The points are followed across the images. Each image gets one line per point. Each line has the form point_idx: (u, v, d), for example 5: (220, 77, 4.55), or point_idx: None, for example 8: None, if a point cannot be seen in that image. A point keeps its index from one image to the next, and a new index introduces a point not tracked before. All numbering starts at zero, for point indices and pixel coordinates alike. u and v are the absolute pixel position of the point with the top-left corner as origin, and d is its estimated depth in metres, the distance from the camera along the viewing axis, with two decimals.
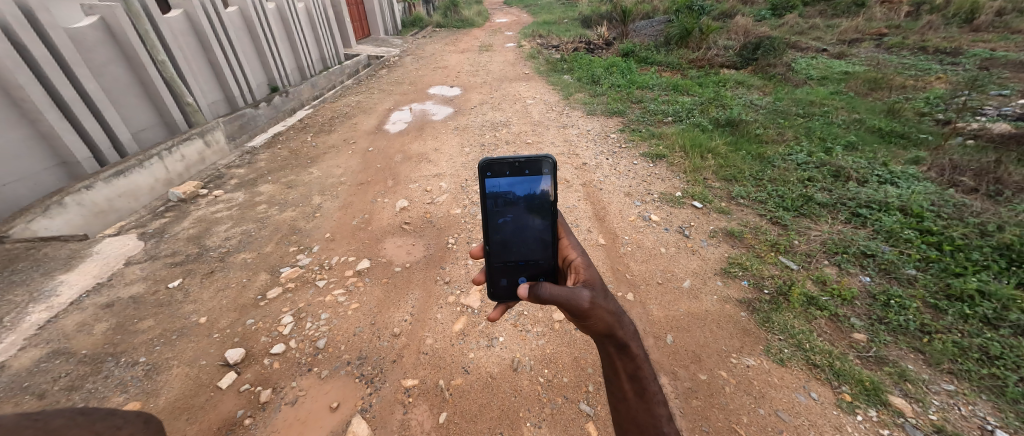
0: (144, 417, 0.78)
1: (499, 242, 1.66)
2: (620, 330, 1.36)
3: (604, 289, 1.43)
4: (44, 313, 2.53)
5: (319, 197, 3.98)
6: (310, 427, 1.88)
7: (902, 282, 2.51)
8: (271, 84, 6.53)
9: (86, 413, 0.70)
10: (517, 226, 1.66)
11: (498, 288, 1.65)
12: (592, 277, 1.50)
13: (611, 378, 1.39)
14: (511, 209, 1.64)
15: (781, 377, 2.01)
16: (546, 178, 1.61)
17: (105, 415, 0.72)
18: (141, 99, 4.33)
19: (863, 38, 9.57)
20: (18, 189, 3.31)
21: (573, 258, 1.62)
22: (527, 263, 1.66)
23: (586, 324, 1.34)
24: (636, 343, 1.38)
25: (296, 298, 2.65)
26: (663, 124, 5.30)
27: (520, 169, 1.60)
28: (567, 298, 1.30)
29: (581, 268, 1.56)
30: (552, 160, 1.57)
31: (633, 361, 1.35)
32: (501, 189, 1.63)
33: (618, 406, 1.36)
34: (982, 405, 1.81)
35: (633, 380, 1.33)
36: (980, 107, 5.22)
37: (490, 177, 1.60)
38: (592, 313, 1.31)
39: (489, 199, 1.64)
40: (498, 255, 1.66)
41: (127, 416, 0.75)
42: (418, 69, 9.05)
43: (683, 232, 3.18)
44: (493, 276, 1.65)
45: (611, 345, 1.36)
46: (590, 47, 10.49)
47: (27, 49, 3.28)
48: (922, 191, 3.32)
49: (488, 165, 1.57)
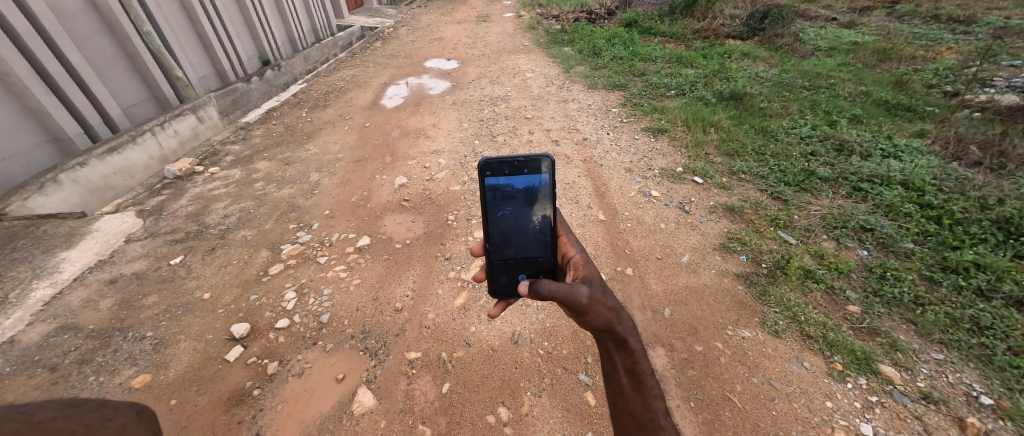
0: (137, 407, 0.68)
1: (498, 238, 1.65)
2: (619, 325, 1.37)
3: (603, 284, 1.43)
4: (48, 289, 2.56)
5: (316, 174, 3.94)
6: (316, 398, 1.94)
7: (898, 255, 2.53)
8: (262, 58, 6.33)
9: (75, 403, 0.60)
10: (516, 222, 1.65)
11: (499, 285, 1.65)
12: (591, 274, 1.49)
13: (610, 374, 1.39)
14: (511, 206, 1.64)
15: (774, 348, 2.06)
16: (545, 176, 1.62)
17: (98, 406, 0.62)
18: (129, 73, 4.21)
19: (874, 6, 9.23)
20: (11, 166, 3.25)
21: (572, 255, 1.61)
22: (526, 260, 1.66)
23: (585, 319, 1.34)
24: (634, 338, 1.39)
25: (297, 274, 2.68)
26: (665, 98, 5.19)
27: (519, 168, 1.60)
28: (566, 293, 1.30)
29: (580, 265, 1.55)
30: (550, 159, 1.57)
31: (632, 356, 1.36)
32: (500, 185, 1.62)
33: (616, 400, 1.36)
34: (969, 373, 1.86)
35: (631, 375, 1.34)
36: (990, 78, 5.08)
37: (490, 176, 1.60)
38: (591, 309, 1.31)
39: (488, 194, 1.64)
40: (497, 251, 1.65)
41: (119, 407, 0.65)
42: (413, 41, 8.74)
43: (683, 208, 3.18)
44: (493, 273, 1.64)
45: (610, 340, 1.37)
46: (592, 16, 10.10)
47: (5, 19, 3.12)
48: (925, 164, 3.29)
49: (487, 163, 1.56)
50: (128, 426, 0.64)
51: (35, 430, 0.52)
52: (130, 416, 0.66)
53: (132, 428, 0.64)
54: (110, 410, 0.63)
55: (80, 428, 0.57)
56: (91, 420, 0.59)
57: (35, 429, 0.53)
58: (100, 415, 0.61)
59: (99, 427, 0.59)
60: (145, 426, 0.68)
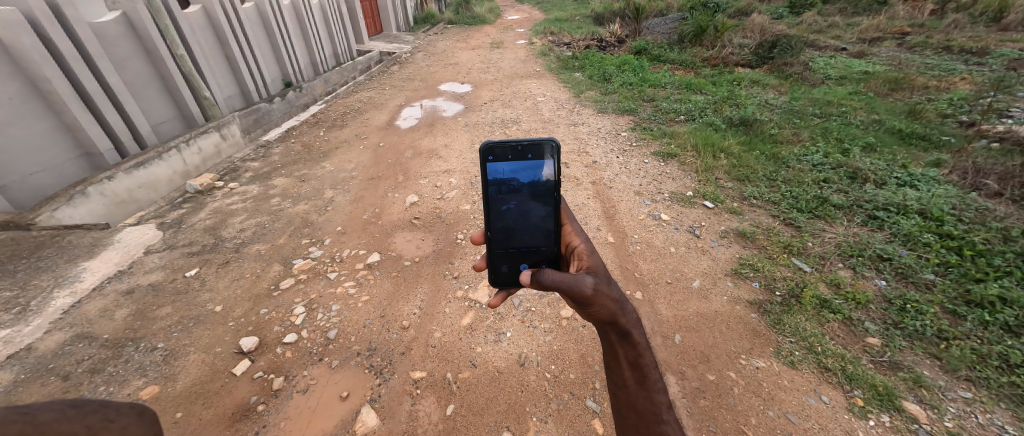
0: (140, 409, 0.68)
1: (500, 229, 1.67)
2: (623, 317, 1.36)
3: (608, 276, 1.42)
4: (68, 298, 2.63)
5: (331, 190, 4.04)
6: (321, 416, 1.93)
7: (919, 286, 2.45)
8: (285, 80, 6.64)
9: (79, 404, 0.60)
10: (519, 213, 1.66)
11: (499, 274, 1.68)
12: (595, 265, 1.49)
13: (612, 366, 1.36)
14: (513, 196, 1.64)
15: (791, 380, 1.99)
16: (548, 162, 1.61)
17: (99, 407, 0.62)
18: (161, 93, 4.44)
19: (884, 37, 9.31)
20: (44, 179, 3.42)
21: (577, 244, 1.62)
22: (528, 250, 1.67)
23: (588, 311, 1.34)
24: (637, 331, 1.37)
25: (308, 289, 2.70)
26: (675, 123, 5.24)
27: (522, 153, 1.60)
28: (569, 284, 1.29)
29: (584, 254, 1.55)
30: (554, 144, 1.57)
31: (635, 349, 1.33)
32: (503, 175, 1.63)
33: (618, 393, 1.33)
34: (1000, 414, 1.77)
35: (633, 368, 1.31)
36: (1007, 108, 5.02)
37: (491, 162, 1.60)
38: (595, 299, 1.30)
39: (492, 186, 1.65)
40: (499, 242, 1.67)
41: (120, 408, 0.65)
42: (429, 65, 9.08)
43: (693, 232, 3.16)
44: (494, 262, 1.67)
45: (613, 333, 1.36)
46: (603, 44, 10.38)
47: (53, 42, 3.39)
48: (943, 194, 3.23)
49: (489, 149, 1.57)
50: (129, 428, 0.64)
51: (37, 431, 0.52)
52: (131, 417, 0.66)
53: (133, 428, 0.64)
54: (113, 411, 0.63)
55: (83, 429, 0.57)
56: (93, 421, 0.59)
57: (37, 430, 0.52)
58: (102, 416, 0.61)
59: (101, 428, 0.59)
60: (147, 427, 0.68)
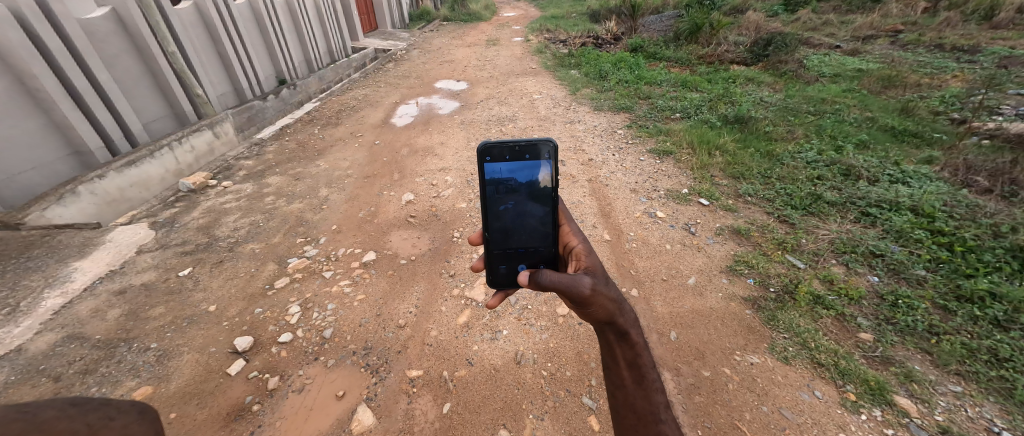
0: (139, 407, 0.67)
1: (499, 229, 1.66)
2: (621, 317, 1.36)
3: (606, 277, 1.43)
4: (59, 298, 2.60)
5: (326, 189, 4.01)
6: (316, 416, 1.92)
7: (910, 282, 2.48)
8: (278, 77, 6.58)
9: (79, 402, 0.59)
10: (517, 213, 1.65)
11: (498, 275, 1.67)
12: (593, 265, 1.49)
13: (610, 366, 1.37)
14: (512, 196, 1.64)
15: (785, 375, 2.01)
16: (545, 163, 1.62)
17: (100, 405, 0.61)
18: (152, 90, 4.38)
19: (878, 35, 9.38)
20: (33, 178, 3.37)
21: (575, 244, 1.62)
22: (527, 251, 1.67)
23: (587, 312, 1.33)
24: (635, 330, 1.38)
25: (303, 289, 2.69)
26: (670, 120, 5.26)
27: (521, 153, 1.59)
28: (568, 285, 1.29)
29: (582, 254, 1.56)
30: (551, 144, 1.57)
31: (633, 349, 1.34)
32: (501, 175, 1.62)
33: (616, 393, 1.33)
34: (990, 407, 1.79)
35: (632, 367, 1.31)
36: (998, 105, 5.07)
37: (489, 162, 1.60)
38: (593, 300, 1.30)
39: (490, 186, 1.64)
40: (498, 242, 1.66)
41: (122, 405, 0.64)
42: (425, 63, 9.03)
43: (689, 229, 3.17)
44: (492, 263, 1.66)
45: (611, 333, 1.36)
46: (599, 41, 10.38)
47: (40, 38, 3.32)
48: (934, 191, 3.26)
49: (487, 149, 1.56)
50: (130, 426, 0.64)
51: (40, 430, 0.51)
52: (131, 415, 0.65)
53: (133, 427, 0.63)
54: (113, 409, 0.62)
55: (84, 428, 0.56)
56: (94, 419, 0.58)
57: (40, 429, 0.51)
58: (103, 414, 0.60)
59: (102, 427, 0.58)
60: (145, 425, 0.67)
